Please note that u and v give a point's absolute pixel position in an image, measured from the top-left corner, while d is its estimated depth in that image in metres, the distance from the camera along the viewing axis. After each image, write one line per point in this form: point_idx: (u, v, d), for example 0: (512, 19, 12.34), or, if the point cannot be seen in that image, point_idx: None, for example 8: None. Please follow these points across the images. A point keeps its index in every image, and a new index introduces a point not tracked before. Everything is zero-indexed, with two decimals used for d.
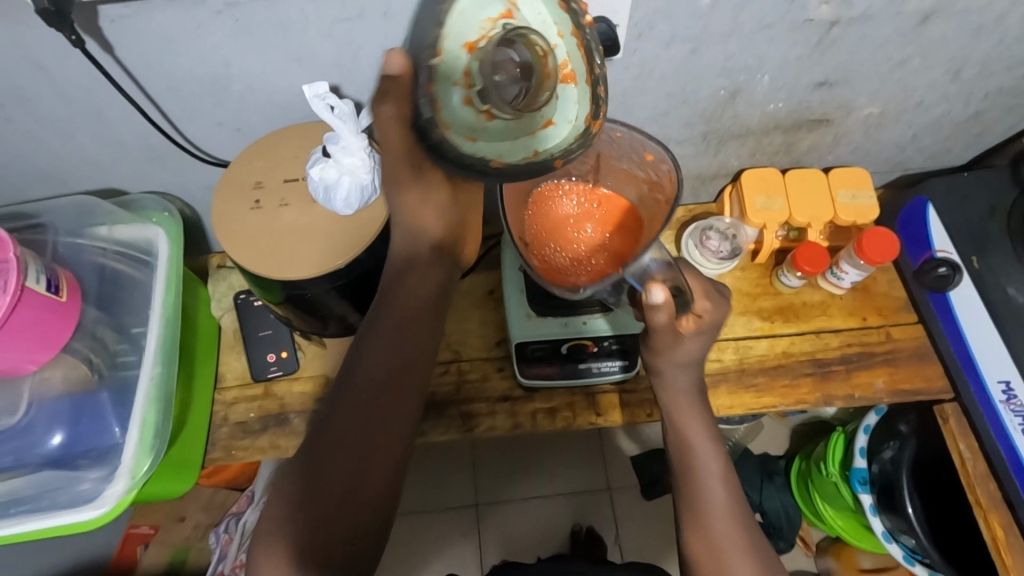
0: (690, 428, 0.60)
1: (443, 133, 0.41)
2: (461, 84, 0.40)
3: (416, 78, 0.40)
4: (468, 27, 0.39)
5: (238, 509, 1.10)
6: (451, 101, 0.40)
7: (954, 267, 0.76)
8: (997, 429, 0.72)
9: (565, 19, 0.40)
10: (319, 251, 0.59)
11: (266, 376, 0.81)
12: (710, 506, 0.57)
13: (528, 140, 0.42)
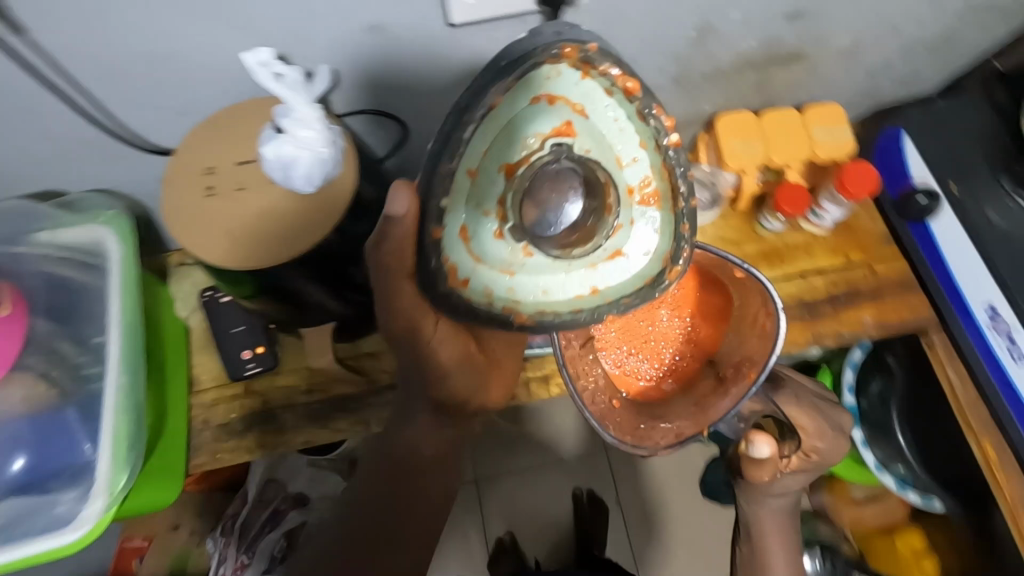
0: (763, 525, 0.74)
1: (476, 265, 0.44)
2: (495, 215, 0.42)
3: (427, 224, 0.43)
4: (501, 154, 0.40)
5: (235, 510, 1.07)
6: (484, 236, 0.43)
7: (933, 196, 0.76)
8: (985, 353, 0.72)
9: (644, 131, 0.42)
10: (285, 236, 0.55)
11: (243, 374, 0.77)
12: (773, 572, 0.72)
13: (578, 270, 0.44)
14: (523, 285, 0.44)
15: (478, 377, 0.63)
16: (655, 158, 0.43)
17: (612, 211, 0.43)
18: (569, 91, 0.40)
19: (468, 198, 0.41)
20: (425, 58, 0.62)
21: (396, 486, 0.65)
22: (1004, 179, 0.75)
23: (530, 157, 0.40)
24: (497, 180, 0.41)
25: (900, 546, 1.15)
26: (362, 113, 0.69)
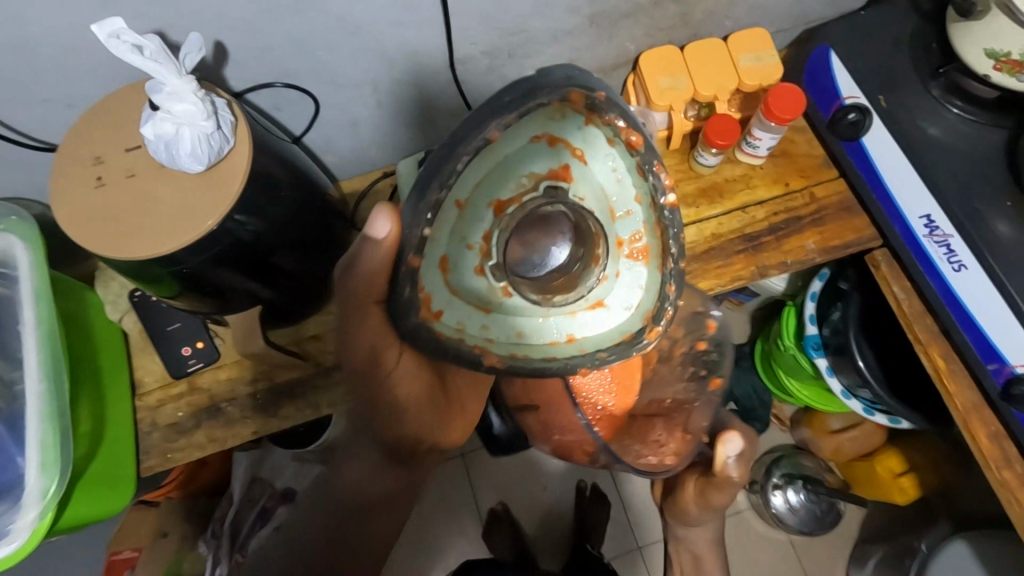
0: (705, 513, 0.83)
1: (453, 295, 0.43)
2: (478, 250, 0.43)
3: (404, 256, 0.39)
4: (502, 187, 0.41)
5: (222, 514, 1.13)
6: (467, 271, 0.43)
7: (863, 111, 0.74)
8: (926, 265, 0.71)
9: (643, 187, 0.44)
10: (182, 220, 0.53)
11: (186, 371, 0.76)
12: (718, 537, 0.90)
13: (556, 317, 0.46)
14: (497, 326, 0.45)
15: (437, 417, 0.63)
16: (649, 215, 0.45)
17: (599, 261, 0.47)
18: (571, 134, 0.42)
19: (454, 232, 0.41)
20: (317, 21, 0.59)
21: (342, 488, 0.76)
22: (931, 87, 0.74)
23: (517, 198, 0.42)
24: (486, 216, 0.42)
25: (879, 469, 1.17)
26: (267, 87, 0.66)
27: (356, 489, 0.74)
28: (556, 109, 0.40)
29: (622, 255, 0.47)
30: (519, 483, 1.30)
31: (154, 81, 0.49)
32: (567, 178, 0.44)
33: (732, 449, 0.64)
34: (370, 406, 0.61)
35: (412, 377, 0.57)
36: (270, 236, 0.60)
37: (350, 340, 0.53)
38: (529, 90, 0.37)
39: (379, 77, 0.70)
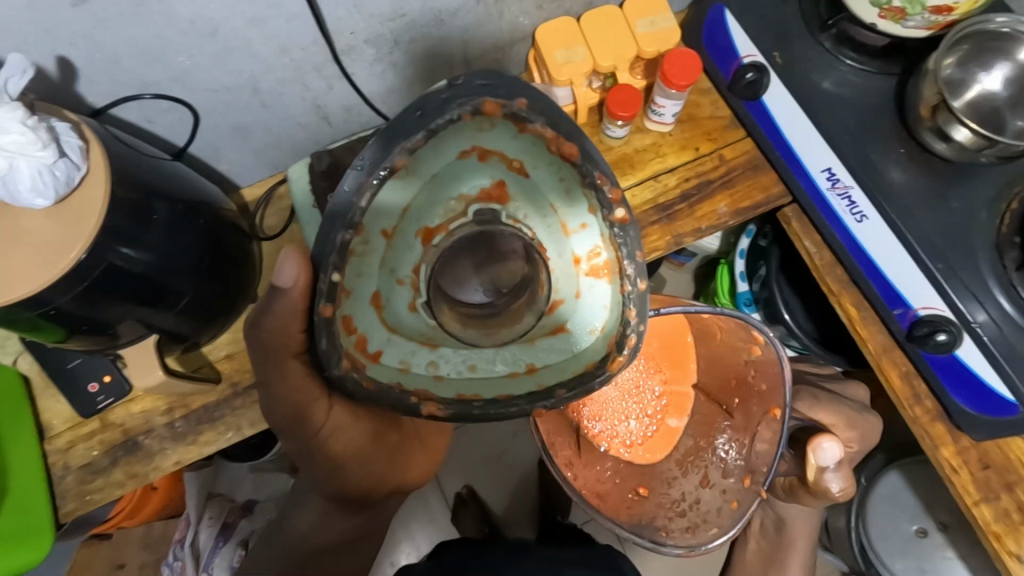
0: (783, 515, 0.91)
1: (393, 330, 0.49)
2: (409, 283, 0.50)
3: (318, 302, 0.45)
4: (431, 217, 0.49)
5: (180, 536, 1.11)
6: (400, 305, 0.49)
7: (760, 70, 0.74)
8: (831, 218, 0.73)
9: (592, 199, 0.48)
10: (41, 260, 0.48)
11: (97, 409, 0.71)
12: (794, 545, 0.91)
13: (509, 349, 0.52)
14: (445, 360, 0.50)
15: (384, 460, 0.66)
16: (594, 236, 0.50)
17: (546, 287, 0.52)
18: (504, 148, 0.47)
19: (385, 263, 0.47)
20: (166, 24, 0.55)
21: (292, 536, 0.71)
22: (823, 39, 0.74)
23: (447, 228, 0.50)
24: (416, 246, 0.49)
25: None
26: (132, 99, 0.62)
27: (304, 536, 0.71)
28: (479, 121, 0.45)
29: (582, 274, 0.52)
30: (483, 466, 1.31)
31: None
32: (501, 199, 0.49)
33: (829, 449, 0.71)
34: (307, 456, 0.62)
35: (347, 428, 0.61)
36: (152, 265, 0.56)
37: (280, 385, 0.55)
38: (443, 106, 0.43)
39: (257, 78, 0.65)
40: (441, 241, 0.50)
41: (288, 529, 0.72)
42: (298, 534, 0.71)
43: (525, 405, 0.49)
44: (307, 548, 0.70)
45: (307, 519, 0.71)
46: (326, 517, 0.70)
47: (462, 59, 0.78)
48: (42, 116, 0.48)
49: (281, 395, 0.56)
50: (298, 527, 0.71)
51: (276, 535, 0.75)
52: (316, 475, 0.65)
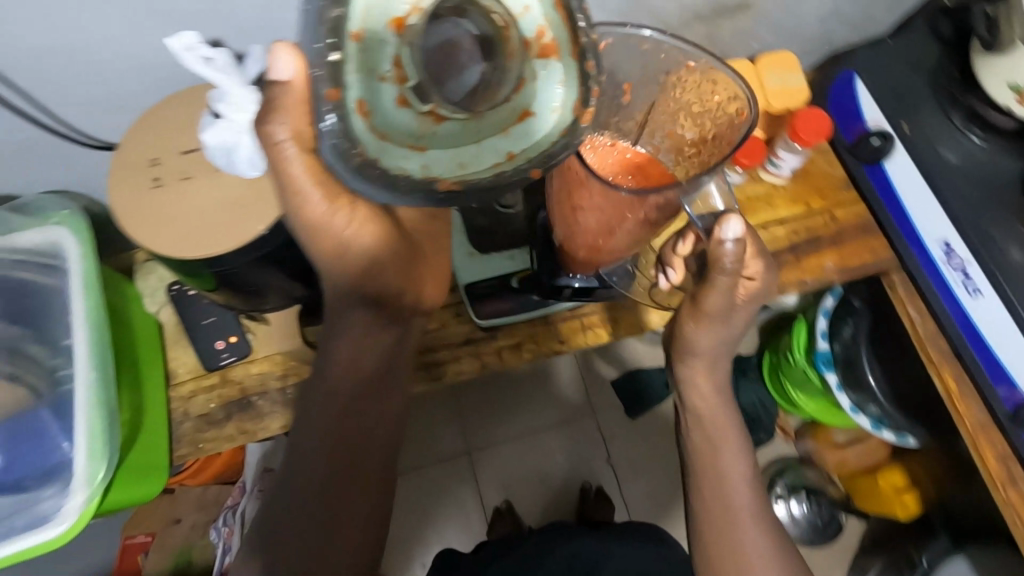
0: (727, 446, 0.62)
1: (382, 141, 0.38)
2: (393, 79, 0.38)
3: (324, 88, 0.36)
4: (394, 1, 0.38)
5: (234, 502, 1.11)
6: (384, 107, 0.38)
7: (886, 137, 0.77)
8: (941, 287, 0.74)
9: None
10: (237, 221, 0.55)
11: (219, 364, 0.77)
12: (728, 488, 0.60)
13: (488, 136, 0.39)
14: (435, 163, 0.39)
15: (420, 268, 0.55)
16: (548, 4, 0.38)
17: (515, 58, 0.39)
18: None
19: (352, 64, 0.36)
20: None
21: (286, 477, 0.52)
22: (953, 113, 0.76)
23: (411, 9, 0.38)
24: (388, 39, 0.38)
25: (884, 484, 1.21)
26: None
27: (320, 482, 0.51)
28: None
29: (533, 55, 0.39)
30: (526, 482, 1.36)
31: (218, 90, 0.52)
32: None
33: (732, 231, 0.51)
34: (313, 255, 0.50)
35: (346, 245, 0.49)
36: None
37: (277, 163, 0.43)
38: None
39: None
40: (414, 21, 0.38)
41: (292, 485, 0.52)
42: (307, 488, 0.51)
43: (502, 184, 0.39)
44: (326, 486, 0.51)
45: (320, 436, 0.52)
46: (342, 410, 0.52)
47: None
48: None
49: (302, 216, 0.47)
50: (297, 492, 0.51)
51: (263, 538, 0.51)
52: (334, 337, 0.53)
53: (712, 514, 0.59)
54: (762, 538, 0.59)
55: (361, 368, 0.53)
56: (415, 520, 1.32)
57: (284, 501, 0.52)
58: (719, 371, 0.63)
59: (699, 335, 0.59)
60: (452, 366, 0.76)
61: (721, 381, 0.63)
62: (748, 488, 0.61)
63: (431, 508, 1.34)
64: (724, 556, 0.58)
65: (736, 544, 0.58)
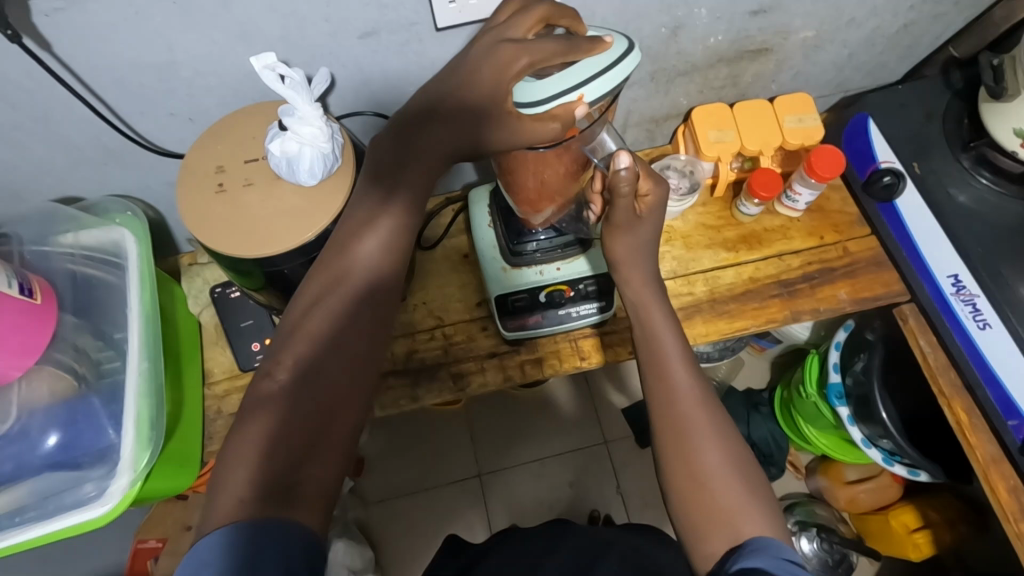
0: (663, 344, 0.59)
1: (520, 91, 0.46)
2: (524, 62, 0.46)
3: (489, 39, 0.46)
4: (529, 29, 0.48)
5: None
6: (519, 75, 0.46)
7: (898, 175, 0.81)
8: (951, 320, 0.77)
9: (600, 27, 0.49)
10: (291, 225, 0.60)
11: (253, 365, 0.81)
12: (673, 386, 0.57)
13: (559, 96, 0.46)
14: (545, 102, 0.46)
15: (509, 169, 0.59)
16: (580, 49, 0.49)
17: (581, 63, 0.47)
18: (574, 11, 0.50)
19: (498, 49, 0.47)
20: (418, 57, 0.67)
21: (299, 347, 0.47)
22: (962, 158, 0.81)
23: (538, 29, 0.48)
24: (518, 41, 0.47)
25: (894, 524, 1.22)
26: (360, 116, 0.75)
27: (340, 345, 0.47)
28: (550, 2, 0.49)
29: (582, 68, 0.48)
30: (534, 508, 1.36)
31: (288, 107, 0.58)
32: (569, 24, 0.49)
33: (621, 162, 0.54)
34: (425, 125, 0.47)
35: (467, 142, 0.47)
36: None
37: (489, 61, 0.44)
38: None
39: None
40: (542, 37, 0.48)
41: (307, 361, 0.46)
42: (324, 356, 0.47)
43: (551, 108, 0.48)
44: (344, 350, 0.47)
45: (339, 311, 0.48)
46: (369, 278, 0.49)
47: (623, 123, 0.89)
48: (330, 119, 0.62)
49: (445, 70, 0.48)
50: (319, 358, 0.46)
51: (269, 409, 0.45)
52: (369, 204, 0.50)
53: (666, 426, 0.56)
54: (717, 443, 0.54)
55: (394, 251, 0.50)
56: (422, 538, 1.33)
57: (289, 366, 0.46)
58: (649, 290, 0.61)
59: (618, 250, 0.61)
60: (476, 377, 0.79)
61: (658, 297, 0.61)
62: (697, 389, 0.57)
63: (440, 527, 1.34)
64: (681, 465, 0.54)
65: (692, 451, 0.54)
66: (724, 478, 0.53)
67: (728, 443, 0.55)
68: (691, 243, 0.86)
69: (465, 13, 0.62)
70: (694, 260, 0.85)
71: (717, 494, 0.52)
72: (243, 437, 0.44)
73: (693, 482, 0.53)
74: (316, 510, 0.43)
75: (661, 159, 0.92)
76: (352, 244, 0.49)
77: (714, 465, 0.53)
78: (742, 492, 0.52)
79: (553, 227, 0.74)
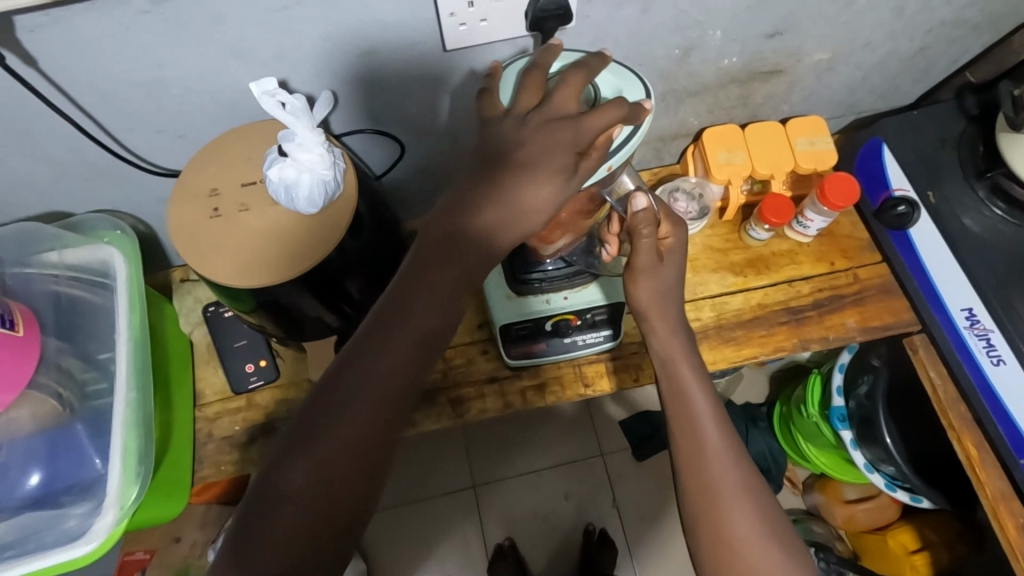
0: (693, 401, 0.57)
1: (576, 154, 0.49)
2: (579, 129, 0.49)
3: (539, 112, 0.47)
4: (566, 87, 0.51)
5: None
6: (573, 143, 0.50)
7: (912, 205, 0.79)
8: (964, 353, 0.75)
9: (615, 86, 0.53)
10: (288, 254, 0.57)
11: (247, 387, 0.78)
12: (706, 445, 0.55)
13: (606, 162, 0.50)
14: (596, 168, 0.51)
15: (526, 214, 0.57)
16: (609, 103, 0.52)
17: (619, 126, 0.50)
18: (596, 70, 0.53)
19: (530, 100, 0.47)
20: (421, 74, 0.65)
21: (317, 432, 0.46)
22: (977, 187, 0.79)
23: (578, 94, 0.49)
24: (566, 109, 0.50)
25: (892, 544, 1.22)
26: (360, 133, 0.71)
27: (361, 435, 0.46)
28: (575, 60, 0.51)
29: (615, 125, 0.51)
30: (527, 523, 1.34)
31: (287, 132, 0.56)
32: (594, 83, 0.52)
33: (639, 204, 0.56)
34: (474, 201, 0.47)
35: (531, 214, 0.47)
36: (349, 269, 0.63)
37: (540, 138, 0.46)
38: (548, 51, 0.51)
39: (461, 133, 0.74)
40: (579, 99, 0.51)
41: (333, 436, 0.46)
42: (345, 438, 0.46)
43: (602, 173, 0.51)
44: (364, 444, 0.46)
45: (373, 390, 0.46)
46: (402, 360, 0.47)
47: None
48: (330, 140, 0.59)
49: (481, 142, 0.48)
50: (334, 446, 0.45)
51: (280, 493, 0.45)
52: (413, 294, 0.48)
53: (698, 488, 0.53)
54: (750, 508, 0.52)
55: (438, 325, 0.48)
56: (415, 551, 1.31)
57: (315, 439, 0.46)
58: (675, 340, 0.60)
59: (644, 296, 0.59)
60: (476, 403, 0.77)
61: (687, 349, 0.60)
62: (729, 447, 0.55)
63: (433, 541, 1.32)
64: (711, 531, 0.52)
65: (724, 513, 0.52)
66: (757, 543, 0.51)
67: (761, 506, 0.53)
68: (697, 266, 0.84)
69: (473, 34, 0.59)
70: (701, 283, 0.83)
71: (751, 560, 0.51)
72: (256, 506, 0.45)
73: (722, 551, 0.51)
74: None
75: (668, 180, 0.90)
76: (386, 329, 0.47)
77: (744, 533, 0.51)
78: (777, 556, 0.51)
79: (562, 258, 0.71)
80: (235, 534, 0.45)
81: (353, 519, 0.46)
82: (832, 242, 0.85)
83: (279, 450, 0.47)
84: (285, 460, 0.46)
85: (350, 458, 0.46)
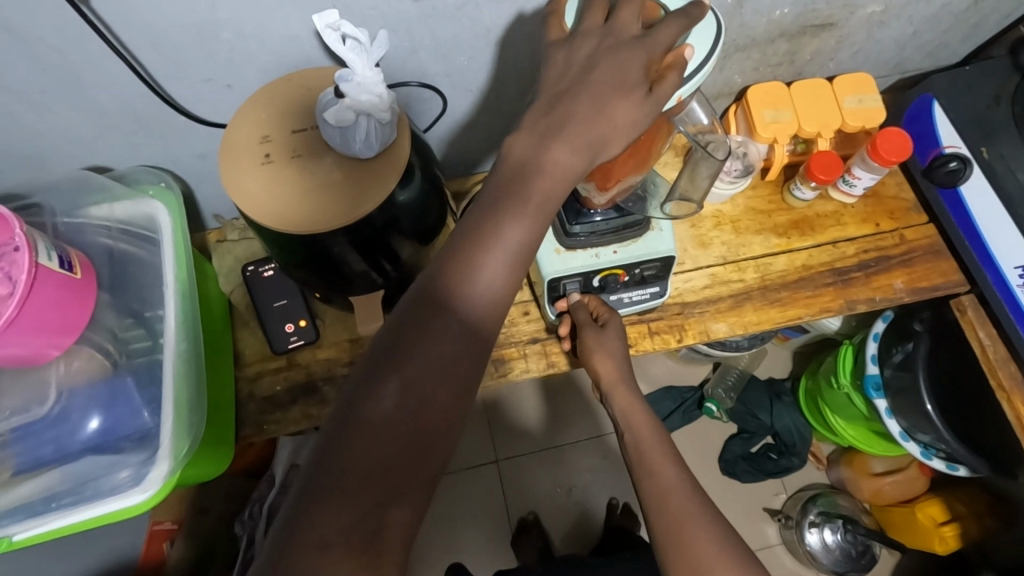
0: None
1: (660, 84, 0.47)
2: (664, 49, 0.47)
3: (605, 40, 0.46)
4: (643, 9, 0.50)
5: (260, 494, 0.98)
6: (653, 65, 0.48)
7: (965, 161, 0.77)
8: (1016, 313, 0.74)
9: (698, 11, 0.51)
10: (340, 201, 0.56)
11: (287, 348, 0.77)
12: None
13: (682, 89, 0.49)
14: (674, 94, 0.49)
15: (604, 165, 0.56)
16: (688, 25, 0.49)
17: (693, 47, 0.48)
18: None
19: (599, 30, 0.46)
20: (471, 22, 0.63)
21: (406, 354, 0.43)
22: None
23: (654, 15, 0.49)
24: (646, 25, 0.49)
25: (920, 516, 1.17)
26: (404, 85, 0.69)
27: (455, 358, 0.44)
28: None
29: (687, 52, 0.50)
30: (550, 497, 1.34)
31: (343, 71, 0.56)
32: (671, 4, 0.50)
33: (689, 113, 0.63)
34: (537, 136, 0.46)
35: (605, 133, 0.45)
36: (398, 222, 0.61)
37: (608, 64, 0.45)
38: None
39: (506, 86, 0.73)
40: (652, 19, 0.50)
41: (414, 377, 0.43)
42: (431, 378, 0.43)
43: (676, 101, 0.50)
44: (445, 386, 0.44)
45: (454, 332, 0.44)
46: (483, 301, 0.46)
47: None
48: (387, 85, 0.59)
49: (548, 75, 0.47)
50: (426, 371, 0.43)
51: (358, 432, 0.41)
52: (504, 210, 0.46)
53: None
54: None
55: (517, 269, 0.47)
56: (437, 526, 1.31)
57: (395, 379, 0.43)
58: None
59: None
60: (519, 364, 0.76)
61: None
62: None
63: (455, 515, 1.32)
64: None
65: None
66: None
67: None
68: (740, 227, 0.83)
69: None
70: (744, 245, 0.82)
71: None
72: (332, 444, 0.42)
73: None
74: (403, 536, 0.42)
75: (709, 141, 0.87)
76: (476, 252, 0.45)
77: None
78: None
79: (616, 208, 0.67)
80: (311, 463, 0.42)
81: (432, 465, 0.43)
82: (877, 204, 0.83)
83: (356, 388, 0.43)
84: (364, 398, 0.43)
85: (431, 400, 0.43)
